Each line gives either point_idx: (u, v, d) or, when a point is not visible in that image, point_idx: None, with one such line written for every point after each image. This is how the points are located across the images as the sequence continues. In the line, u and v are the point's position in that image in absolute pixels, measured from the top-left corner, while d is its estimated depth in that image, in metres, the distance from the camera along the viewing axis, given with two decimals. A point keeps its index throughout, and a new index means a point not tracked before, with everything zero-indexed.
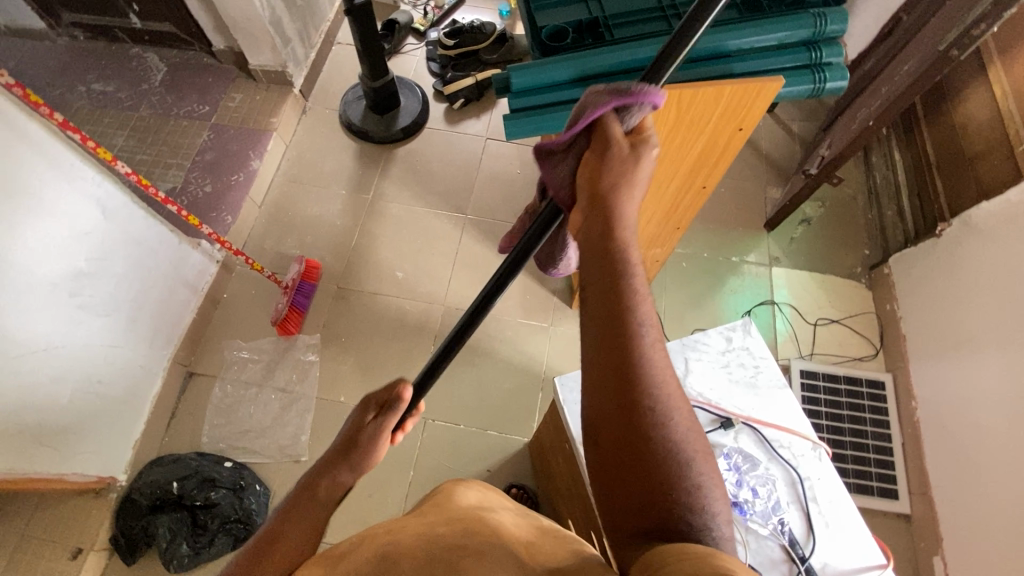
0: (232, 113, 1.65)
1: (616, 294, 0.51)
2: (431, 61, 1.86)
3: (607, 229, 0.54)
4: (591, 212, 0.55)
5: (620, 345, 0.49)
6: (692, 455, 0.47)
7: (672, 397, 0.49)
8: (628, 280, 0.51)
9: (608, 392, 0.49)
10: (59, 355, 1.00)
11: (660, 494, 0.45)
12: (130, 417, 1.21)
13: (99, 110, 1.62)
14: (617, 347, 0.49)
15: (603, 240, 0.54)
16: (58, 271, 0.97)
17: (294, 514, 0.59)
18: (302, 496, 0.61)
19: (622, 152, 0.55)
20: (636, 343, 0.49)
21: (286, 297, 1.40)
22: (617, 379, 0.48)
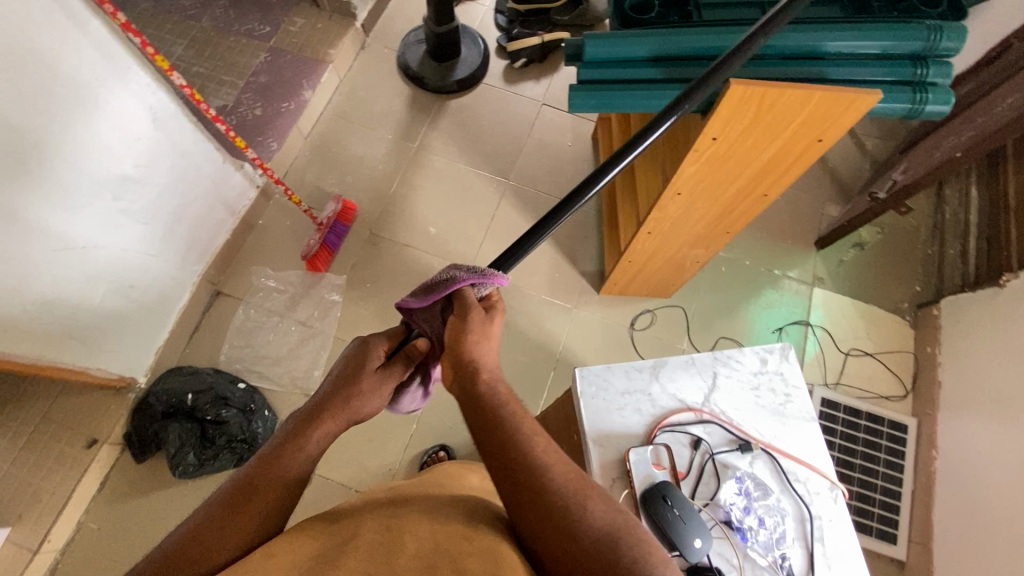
0: (292, 37, 1.62)
1: (498, 427, 0.61)
2: (499, 14, 1.78)
3: (469, 382, 0.66)
4: (454, 359, 0.68)
5: (520, 461, 0.58)
6: (618, 530, 0.55)
7: (581, 494, 0.57)
8: (505, 423, 0.61)
9: (528, 509, 0.56)
10: (96, 254, 1.02)
11: (610, 564, 0.52)
12: (156, 324, 1.24)
13: (162, 14, 1.61)
14: (519, 470, 0.57)
15: (479, 394, 0.64)
16: (103, 172, 0.98)
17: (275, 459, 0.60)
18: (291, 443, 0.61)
19: (477, 318, 0.70)
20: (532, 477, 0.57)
21: (319, 234, 1.40)
22: (527, 482, 0.57)
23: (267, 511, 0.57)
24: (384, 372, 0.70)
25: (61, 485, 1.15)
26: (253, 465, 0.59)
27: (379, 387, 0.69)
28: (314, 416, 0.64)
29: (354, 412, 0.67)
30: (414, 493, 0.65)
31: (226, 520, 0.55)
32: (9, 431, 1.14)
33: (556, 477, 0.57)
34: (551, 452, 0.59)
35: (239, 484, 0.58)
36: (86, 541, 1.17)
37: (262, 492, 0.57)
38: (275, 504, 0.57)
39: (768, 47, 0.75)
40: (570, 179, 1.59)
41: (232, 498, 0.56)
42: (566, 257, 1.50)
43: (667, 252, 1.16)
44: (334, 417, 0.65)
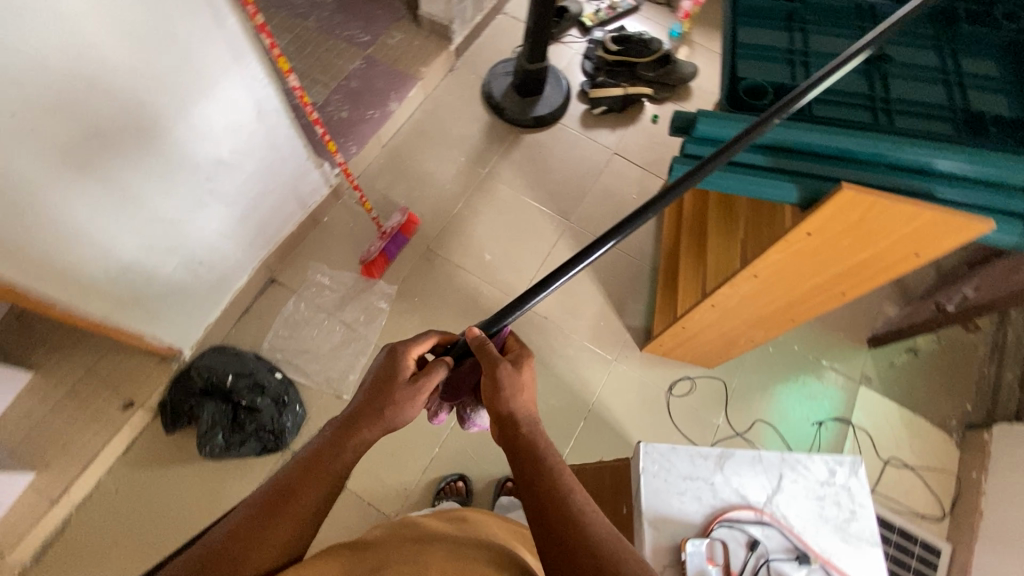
0: (388, 50, 1.68)
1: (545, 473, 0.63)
2: (587, 59, 1.82)
3: (516, 430, 0.68)
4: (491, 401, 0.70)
5: (559, 513, 0.59)
6: None
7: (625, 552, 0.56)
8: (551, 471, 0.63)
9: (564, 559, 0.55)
10: (178, 229, 1.06)
11: None
12: (213, 301, 1.27)
13: (272, 8, 1.69)
14: (556, 516, 0.58)
15: (521, 444, 0.67)
16: (202, 154, 1.02)
17: (314, 464, 0.61)
18: (334, 446, 0.63)
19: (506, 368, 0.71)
20: (572, 523, 0.58)
21: (381, 242, 1.43)
22: (563, 532, 0.57)
23: (296, 528, 0.57)
24: (415, 380, 0.70)
25: (92, 441, 1.17)
26: (290, 470, 0.60)
27: (413, 393, 0.69)
28: (352, 426, 0.65)
29: (390, 421, 0.67)
30: (441, 533, 0.64)
31: (264, 521, 0.56)
32: (57, 377, 1.20)
33: (594, 533, 0.57)
34: (587, 509, 0.60)
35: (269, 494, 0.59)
36: (102, 500, 1.19)
37: (300, 496, 0.58)
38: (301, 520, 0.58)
39: (879, 155, 0.75)
40: (631, 230, 1.60)
41: (270, 498, 0.58)
42: (614, 308, 1.49)
43: (724, 327, 1.15)
44: (372, 426, 0.65)
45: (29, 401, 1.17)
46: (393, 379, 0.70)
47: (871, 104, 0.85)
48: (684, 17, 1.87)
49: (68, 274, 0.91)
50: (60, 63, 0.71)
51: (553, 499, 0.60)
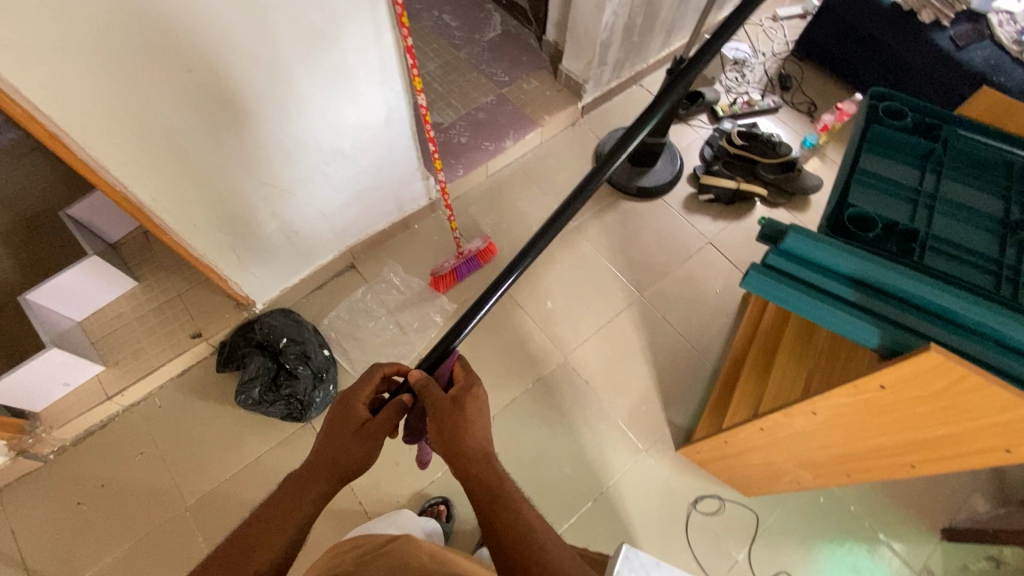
0: (521, 93, 1.80)
1: (497, 509, 0.70)
2: (708, 146, 1.81)
3: (468, 465, 0.74)
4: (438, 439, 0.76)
5: (513, 543, 0.66)
6: None
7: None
8: (505, 506, 0.70)
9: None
10: (286, 198, 1.18)
11: None
12: (295, 269, 1.39)
13: (434, 36, 1.88)
14: (511, 544, 0.66)
15: (475, 481, 0.73)
16: (327, 140, 1.14)
17: (276, 518, 0.71)
18: (292, 501, 0.72)
19: (448, 408, 0.77)
20: (525, 550, 0.65)
21: (455, 261, 1.49)
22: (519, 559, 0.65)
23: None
24: (366, 426, 0.77)
25: (157, 357, 1.31)
26: (250, 525, 0.71)
27: (362, 438, 0.76)
28: (309, 478, 0.74)
29: (342, 468, 0.75)
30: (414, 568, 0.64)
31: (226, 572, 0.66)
32: (154, 293, 1.38)
33: (548, 560, 0.64)
34: (541, 538, 0.67)
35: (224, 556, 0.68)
36: (146, 411, 1.32)
37: (260, 550, 0.68)
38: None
39: (987, 327, 0.66)
40: (702, 324, 1.53)
41: (233, 553, 0.68)
42: (660, 396, 1.42)
43: (769, 456, 1.05)
44: (328, 477, 0.74)
45: (124, 305, 1.36)
46: (346, 426, 0.77)
47: (995, 270, 0.77)
48: (823, 130, 1.81)
49: (189, 211, 1.04)
50: (235, 32, 0.84)
51: (508, 529, 0.68)
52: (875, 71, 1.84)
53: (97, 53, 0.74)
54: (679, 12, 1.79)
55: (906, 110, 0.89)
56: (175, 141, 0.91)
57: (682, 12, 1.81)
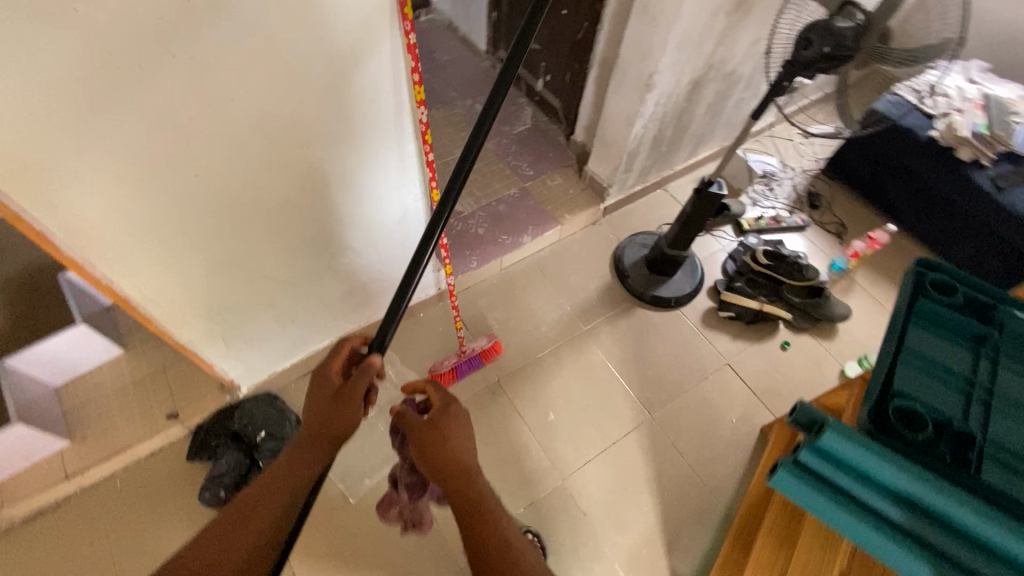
0: (544, 189, 1.79)
1: (469, 500, 0.81)
2: (731, 260, 1.75)
3: (445, 475, 0.84)
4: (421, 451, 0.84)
5: (479, 529, 0.78)
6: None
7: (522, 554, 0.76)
8: (474, 502, 0.81)
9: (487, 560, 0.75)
10: (286, 289, 1.12)
11: None
12: (287, 355, 1.31)
13: (465, 124, 1.91)
14: (479, 530, 0.78)
15: (450, 486, 0.83)
16: (337, 237, 1.10)
17: (271, 484, 0.78)
18: (288, 467, 0.80)
19: (429, 434, 0.85)
20: (489, 532, 0.78)
21: (456, 359, 1.41)
22: (483, 544, 0.77)
23: (257, 538, 0.73)
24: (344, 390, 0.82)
25: (127, 436, 1.23)
26: (250, 492, 0.77)
27: (339, 402, 0.82)
28: (300, 451, 0.80)
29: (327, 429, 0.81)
30: None
31: (230, 532, 0.73)
32: (138, 364, 1.32)
33: (508, 540, 0.78)
34: (500, 524, 0.79)
35: (236, 513, 0.75)
36: (105, 494, 1.22)
37: (255, 517, 0.74)
38: (263, 530, 0.74)
39: None
40: (715, 457, 1.41)
41: (236, 515, 0.75)
42: (663, 538, 1.28)
43: None
44: (319, 444, 0.81)
45: (105, 374, 1.30)
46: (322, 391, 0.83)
47: None
48: (853, 256, 1.75)
49: (181, 302, 0.98)
50: (254, 147, 0.82)
51: (477, 515, 0.80)
52: (909, 199, 1.80)
53: (106, 167, 0.71)
54: (709, 126, 1.79)
55: (957, 284, 0.82)
56: (177, 245, 0.88)
57: (713, 125, 1.81)
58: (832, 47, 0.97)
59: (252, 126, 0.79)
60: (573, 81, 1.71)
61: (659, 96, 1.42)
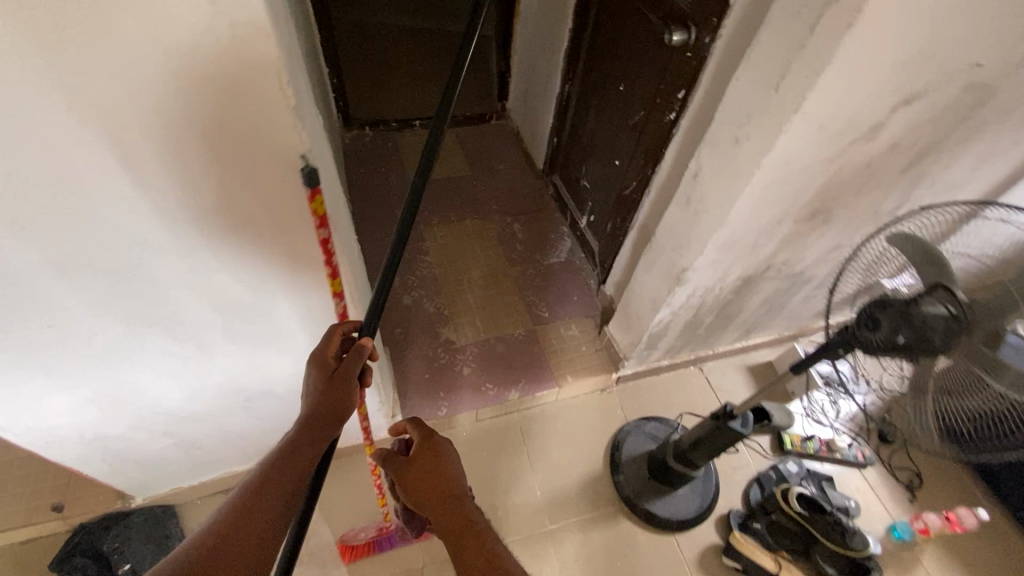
0: (554, 337, 1.57)
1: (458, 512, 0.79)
2: (758, 486, 1.41)
3: (438, 490, 0.82)
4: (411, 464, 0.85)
5: (467, 535, 0.76)
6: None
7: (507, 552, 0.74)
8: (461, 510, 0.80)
9: (473, 559, 0.72)
10: (187, 423, 0.97)
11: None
12: (197, 472, 1.16)
13: (495, 242, 1.78)
14: (463, 534, 0.76)
15: (440, 498, 0.82)
16: (253, 385, 0.94)
17: (281, 459, 0.68)
18: (298, 442, 0.70)
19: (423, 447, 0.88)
20: (473, 533, 0.76)
21: (377, 530, 1.18)
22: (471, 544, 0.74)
23: (275, 515, 0.63)
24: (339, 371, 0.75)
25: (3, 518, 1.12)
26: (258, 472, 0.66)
27: (338, 384, 0.75)
28: (311, 425, 0.72)
29: (332, 408, 0.74)
30: None
31: (247, 513, 0.61)
32: None
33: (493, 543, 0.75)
34: (486, 533, 0.77)
35: (234, 509, 0.61)
36: None
37: (268, 496, 0.64)
38: (277, 513, 0.63)
39: None
40: None
41: (242, 502, 0.62)
42: None
43: None
44: (325, 427, 0.73)
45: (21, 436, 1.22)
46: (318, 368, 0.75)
47: None
48: (921, 531, 1.35)
49: (48, 435, 0.85)
50: (100, 307, 0.67)
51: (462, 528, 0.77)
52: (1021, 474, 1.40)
53: None
54: (764, 317, 1.50)
55: None
56: (17, 390, 0.74)
57: (770, 317, 1.52)
58: (910, 339, 0.69)
59: (96, 288, 0.65)
60: (614, 231, 1.51)
61: (695, 290, 1.18)
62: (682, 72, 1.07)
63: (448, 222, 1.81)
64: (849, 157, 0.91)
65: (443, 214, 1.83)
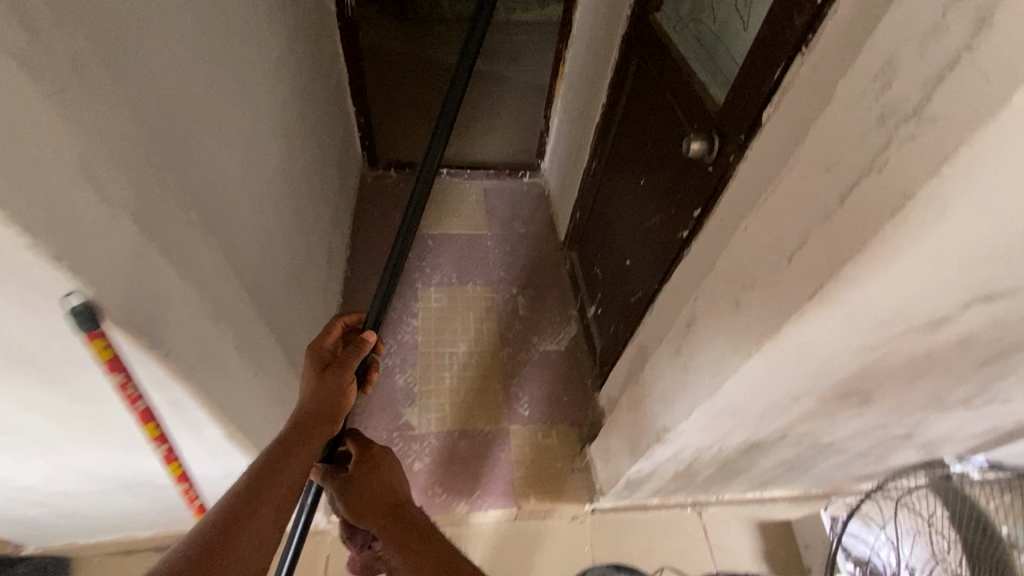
0: (529, 442, 1.36)
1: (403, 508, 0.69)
2: None
3: (383, 490, 0.72)
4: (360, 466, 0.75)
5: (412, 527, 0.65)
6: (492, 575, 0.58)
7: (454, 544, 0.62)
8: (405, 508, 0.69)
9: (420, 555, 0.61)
10: (57, 497, 0.87)
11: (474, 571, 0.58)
12: (90, 533, 1.06)
13: (492, 315, 1.61)
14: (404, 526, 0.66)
15: (384, 498, 0.71)
16: (124, 475, 0.82)
17: (279, 460, 0.62)
18: (292, 442, 0.65)
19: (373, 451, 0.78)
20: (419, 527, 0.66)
21: None
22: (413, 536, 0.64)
23: (271, 519, 0.56)
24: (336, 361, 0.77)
25: None
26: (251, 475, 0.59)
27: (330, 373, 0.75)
28: (307, 425, 0.68)
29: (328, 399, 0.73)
30: None
31: (240, 520, 0.54)
32: None
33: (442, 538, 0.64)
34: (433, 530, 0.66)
35: (221, 522, 0.53)
36: None
37: (267, 496, 0.57)
38: (273, 516, 0.57)
39: None
40: None
41: (233, 510, 0.54)
42: None
43: None
44: (320, 425, 0.69)
45: None
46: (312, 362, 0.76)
47: None
48: None
49: None
50: None
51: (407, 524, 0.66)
52: None
53: None
54: (782, 475, 1.23)
55: None
56: None
57: (791, 476, 1.24)
58: None
59: None
60: (616, 337, 1.30)
61: (682, 447, 0.95)
62: (701, 188, 0.87)
63: (448, 285, 1.66)
64: (896, 348, 0.67)
65: (444, 275, 1.69)
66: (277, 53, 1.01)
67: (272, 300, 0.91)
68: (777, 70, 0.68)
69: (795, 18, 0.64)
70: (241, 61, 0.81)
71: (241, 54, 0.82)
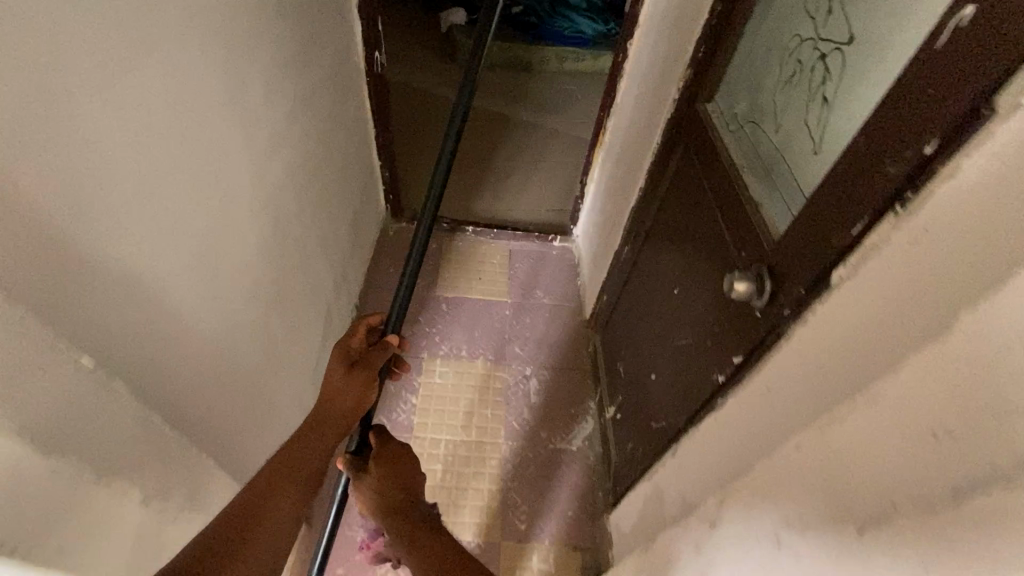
0: (522, 563, 1.19)
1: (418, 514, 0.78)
2: None
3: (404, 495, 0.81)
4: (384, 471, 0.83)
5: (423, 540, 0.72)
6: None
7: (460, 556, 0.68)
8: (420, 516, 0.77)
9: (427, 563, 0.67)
10: None
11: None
12: None
13: (500, 399, 1.45)
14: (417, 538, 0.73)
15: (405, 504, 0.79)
16: None
17: (290, 462, 0.70)
18: (301, 443, 0.72)
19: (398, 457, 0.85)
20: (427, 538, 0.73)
21: None
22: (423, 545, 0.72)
23: (280, 523, 0.64)
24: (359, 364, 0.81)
25: None
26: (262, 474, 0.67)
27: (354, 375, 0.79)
28: (317, 427, 0.75)
29: (346, 400, 0.78)
30: None
31: (243, 521, 0.61)
32: None
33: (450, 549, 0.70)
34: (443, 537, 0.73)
35: (222, 525, 0.60)
36: None
37: (273, 499, 0.65)
38: (282, 514, 0.65)
39: None
40: None
41: (238, 511, 0.62)
42: None
43: None
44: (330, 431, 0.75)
45: None
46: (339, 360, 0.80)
47: None
48: None
49: None
50: None
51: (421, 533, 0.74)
52: None
53: None
54: None
55: None
56: None
57: None
58: None
59: None
60: (632, 457, 1.12)
61: None
62: (743, 333, 0.70)
63: (456, 359, 1.53)
64: None
65: (454, 346, 1.55)
66: (280, 125, 0.93)
67: (232, 406, 0.82)
68: (854, 224, 0.52)
69: (889, 165, 0.48)
70: (223, 149, 0.73)
71: (224, 141, 0.73)
